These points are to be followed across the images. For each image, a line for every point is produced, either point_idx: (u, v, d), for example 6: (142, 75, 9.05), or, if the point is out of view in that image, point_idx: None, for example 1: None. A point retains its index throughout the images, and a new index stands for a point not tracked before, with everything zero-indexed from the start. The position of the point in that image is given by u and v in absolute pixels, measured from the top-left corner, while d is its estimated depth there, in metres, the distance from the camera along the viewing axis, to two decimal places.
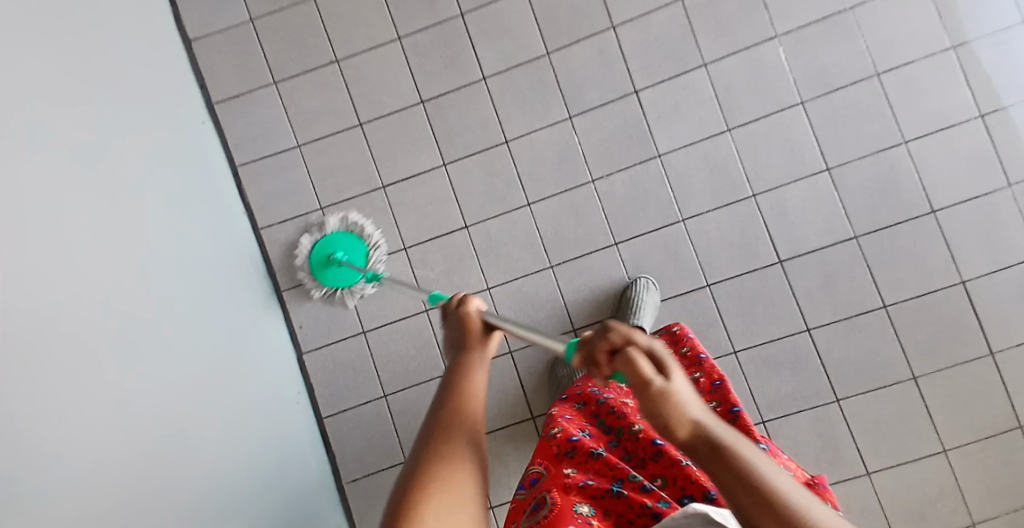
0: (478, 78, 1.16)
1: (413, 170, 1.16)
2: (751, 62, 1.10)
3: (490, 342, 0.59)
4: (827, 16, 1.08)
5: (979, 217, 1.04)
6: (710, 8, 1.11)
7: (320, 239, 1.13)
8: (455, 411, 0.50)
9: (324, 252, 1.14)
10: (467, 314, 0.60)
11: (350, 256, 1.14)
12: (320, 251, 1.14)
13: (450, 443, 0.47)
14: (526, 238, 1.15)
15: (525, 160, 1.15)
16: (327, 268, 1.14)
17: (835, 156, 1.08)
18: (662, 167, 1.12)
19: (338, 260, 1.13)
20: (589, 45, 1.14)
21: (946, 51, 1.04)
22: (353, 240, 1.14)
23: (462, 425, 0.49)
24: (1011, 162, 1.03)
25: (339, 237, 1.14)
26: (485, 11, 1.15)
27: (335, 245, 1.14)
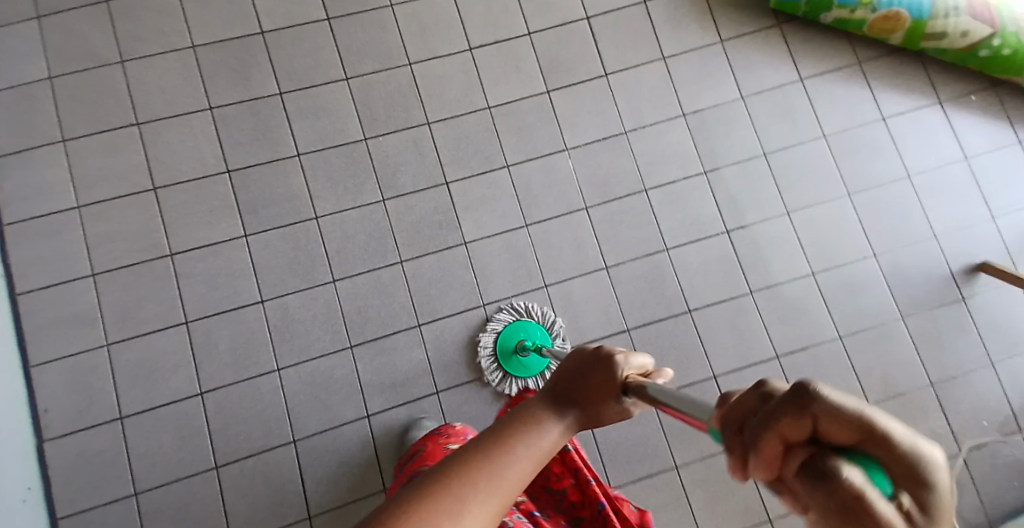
0: (291, 153, 1.17)
1: (208, 239, 1.12)
2: (547, 167, 1.23)
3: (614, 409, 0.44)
4: (608, 137, 1.24)
5: (728, 316, 1.19)
6: (512, 118, 1.23)
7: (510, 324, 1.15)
8: (523, 426, 0.40)
9: (510, 340, 1.15)
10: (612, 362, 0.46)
11: (533, 337, 1.15)
12: (506, 341, 1.14)
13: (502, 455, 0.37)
14: (326, 315, 1.12)
15: (334, 238, 1.16)
16: (513, 353, 1.14)
17: (613, 255, 1.20)
18: (466, 255, 1.18)
19: (529, 346, 1.13)
20: (404, 137, 1.21)
21: (700, 174, 1.23)
22: (539, 330, 1.16)
23: (527, 443, 0.39)
24: (753, 272, 1.20)
25: (515, 328, 1.16)
26: (304, 94, 1.19)
27: (512, 335, 1.15)
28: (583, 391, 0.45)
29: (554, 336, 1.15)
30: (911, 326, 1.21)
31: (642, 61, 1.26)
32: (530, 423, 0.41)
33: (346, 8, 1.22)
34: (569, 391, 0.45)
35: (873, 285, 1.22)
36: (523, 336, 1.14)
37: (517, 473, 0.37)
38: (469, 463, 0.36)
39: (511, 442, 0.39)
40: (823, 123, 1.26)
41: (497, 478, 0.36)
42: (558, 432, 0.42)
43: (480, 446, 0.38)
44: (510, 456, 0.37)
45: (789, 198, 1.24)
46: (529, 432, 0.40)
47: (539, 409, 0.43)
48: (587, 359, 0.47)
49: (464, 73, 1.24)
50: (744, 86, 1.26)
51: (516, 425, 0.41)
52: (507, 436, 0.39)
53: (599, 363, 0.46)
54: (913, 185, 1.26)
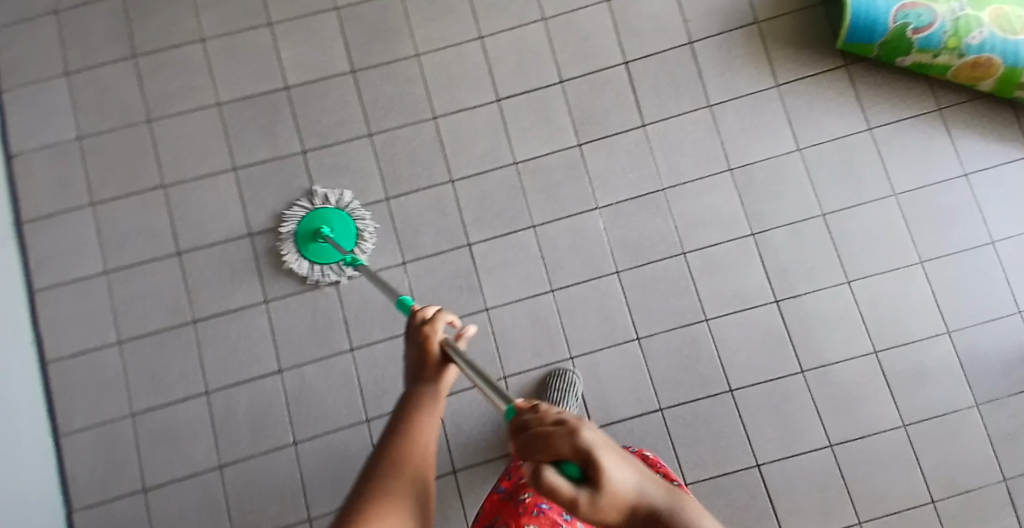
0: (314, 215, 1.13)
1: (228, 306, 1.11)
2: (573, 229, 1.15)
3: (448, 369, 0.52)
4: (642, 195, 1.15)
5: (773, 399, 1.08)
6: (541, 175, 1.16)
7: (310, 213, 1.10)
8: (403, 414, 0.46)
9: (310, 228, 1.11)
10: (424, 332, 0.55)
11: (337, 235, 1.10)
12: (308, 224, 1.11)
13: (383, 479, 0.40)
14: (344, 385, 1.10)
15: (353, 304, 1.11)
16: (314, 244, 1.10)
17: (643, 326, 1.12)
18: (488, 322, 1.12)
19: (325, 236, 1.09)
20: (427, 196, 1.15)
21: (746, 237, 1.12)
22: (344, 218, 1.11)
23: (407, 435, 0.43)
24: (803, 350, 1.09)
25: (330, 213, 1.11)
26: (327, 151, 1.14)
27: (323, 222, 1.11)
28: (425, 362, 0.52)
29: (360, 242, 1.11)
30: (988, 417, 1.06)
31: (684, 110, 1.15)
32: (405, 408, 0.46)
33: (371, 58, 1.16)
34: (415, 363, 0.52)
35: (946, 368, 1.07)
36: (327, 224, 1.10)
37: (415, 457, 0.42)
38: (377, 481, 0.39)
39: (397, 437, 0.43)
40: (894, 180, 1.11)
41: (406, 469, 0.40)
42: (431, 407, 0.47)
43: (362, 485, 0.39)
44: (403, 448, 0.42)
45: (850, 265, 1.10)
46: (410, 421, 0.45)
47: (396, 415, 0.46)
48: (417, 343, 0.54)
49: (491, 127, 1.16)
50: (802, 137, 1.13)
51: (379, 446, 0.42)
52: (390, 440, 0.43)
53: (415, 337, 0.55)
54: (997, 254, 1.10)
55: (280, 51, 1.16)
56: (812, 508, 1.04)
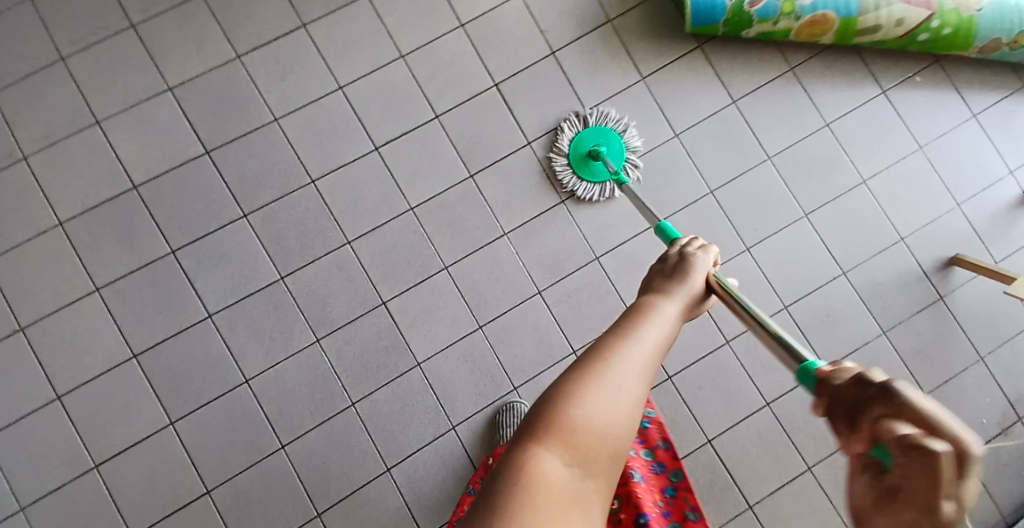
0: (202, 315, 1.03)
1: (131, 439, 1.00)
2: (488, 259, 1.12)
3: (704, 299, 0.51)
4: (545, 211, 1.14)
5: (709, 375, 1.10)
6: (440, 213, 1.11)
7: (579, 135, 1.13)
8: (640, 308, 0.46)
9: (583, 149, 1.13)
10: (679, 260, 0.54)
11: (609, 148, 1.13)
12: (578, 147, 1.14)
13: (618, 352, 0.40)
14: (283, 487, 1.00)
15: (271, 398, 1.02)
16: (588, 163, 1.13)
17: (578, 338, 1.12)
18: (422, 377, 1.07)
19: (601, 154, 1.12)
20: (326, 264, 1.06)
21: (649, 228, 1.15)
22: (613, 135, 1.14)
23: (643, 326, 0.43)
24: (725, 321, 1.12)
25: (593, 132, 1.14)
26: (201, 243, 1.05)
27: (594, 140, 1.14)
28: (681, 282, 0.51)
29: (629, 155, 1.14)
30: (898, 342, 1.13)
31: (564, 121, 1.15)
32: (644, 305, 0.47)
33: (224, 135, 1.07)
34: (659, 276, 0.52)
35: (851, 306, 1.13)
36: (597, 142, 1.13)
37: (649, 346, 0.41)
38: (599, 346, 0.40)
39: (629, 325, 0.43)
40: (765, 144, 1.16)
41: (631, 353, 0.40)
42: (674, 313, 0.46)
43: (601, 339, 0.41)
44: (636, 333, 0.42)
45: (745, 232, 1.14)
46: (648, 314, 0.45)
47: (642, 303, 0.47)
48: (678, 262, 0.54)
49: (377, 177, 1.10)
50: (677, 122, 1.16)
51: (625, 320, 0.44)
52: (626, 324, 0.43)
53: (678, 259, 0.54)
54: (871, 191, 1.16)
55: (119, 147, 1.07)
56: (768, 466, 1.08)
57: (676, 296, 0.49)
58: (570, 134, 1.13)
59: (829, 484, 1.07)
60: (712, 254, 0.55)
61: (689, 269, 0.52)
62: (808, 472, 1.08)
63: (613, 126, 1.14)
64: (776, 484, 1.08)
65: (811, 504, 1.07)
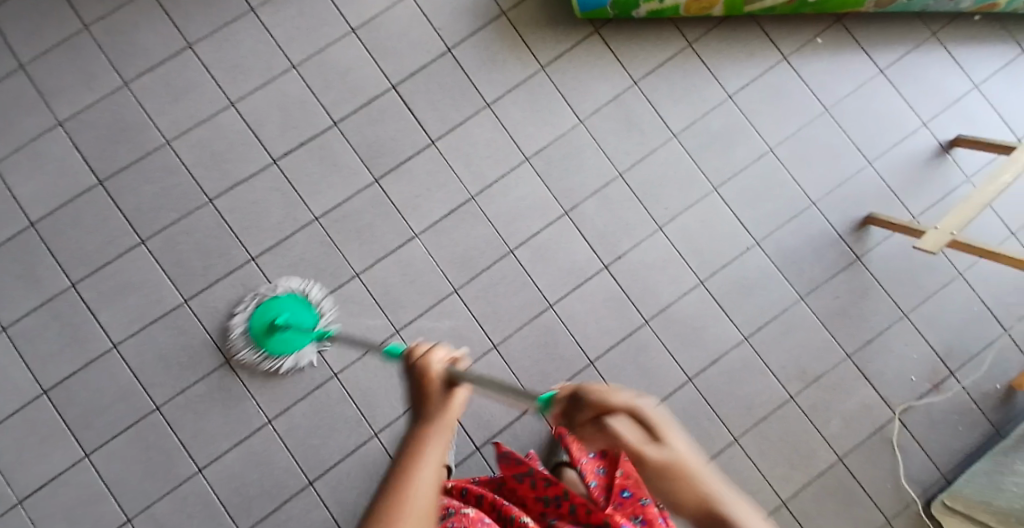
0: (107, 346, 1.04)
1: (48, 474, 1.00)
2: (400, 264, 1.10)
3: (453, 396, 0.52)
4: (455, 209, 1.12)
5: (631, 357, 1.10)
6: (348, 221, 1.10)
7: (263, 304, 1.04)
8: (408, 449, 0.48)
9: (266, 319, 1.04)
10: (424, 369, 0.54)
11: (295, 316, 1.04)
12: (261, 317, 1.04)
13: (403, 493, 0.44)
14: (206, 510, 1.01)
15: (186, 423, 1.03)
16: (271, 335, 1.04)
17: (498, 332, 1.10)
18: (341, 387, 1.06)
19: (283, 323, 1.03)
20: (230, 282, 1.07)
21: (561, 217, 1.14)
22: (299, 305, 1.06)
23: (414, 458, 0.47)
24: (641, 301, 1.12)
25: (283, 300, 1.05)
26: (100, 275, 1.06)
27: (280, 309, 1.05)
28: (429, 394, 0.53)
29: (319, 310, 1.07)
30: (816, 306, 1.13)
31: (466, 117, 1.14)
32: (410, 442, 0.49)
33: (117, 164, 1.09)
34: (416, 397, 0.53)
35: (766, 276, 1.14)
36: (281, 311, 1.04)
37: (422, 501, 0.44)
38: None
39: (406, 468, 0.46)
40: (669, 121, 1.16)
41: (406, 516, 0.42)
42: (437, 439, 0.49)
43: (379, 500, 0.44)
44: (404, 481, 0.45)
45: (657, 211, 1.14)
46: (418, 453, 0.47)
47: (406, 447, 0.48)
48: (421, 373, 0.54)
49: (278, 191, 1.10)
50: (581, 108, 1.15)
51: (397, 466, 0.46)
52: (400, 468, 0.46)
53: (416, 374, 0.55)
54: (778, 158, 1.16)
55: (14, 186, 1.07)
56: (694, 442, 1.09)
57: (443, 411, 0.51)
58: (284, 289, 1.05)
59: (756, 454, 1.09)
60: (445, 353, 0.57)
61: (431, 377, 0.54)
62: (734, 444, 1.09)
63: (302, 294, 1.06)
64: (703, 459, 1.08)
65: (737, 475, 1.08)
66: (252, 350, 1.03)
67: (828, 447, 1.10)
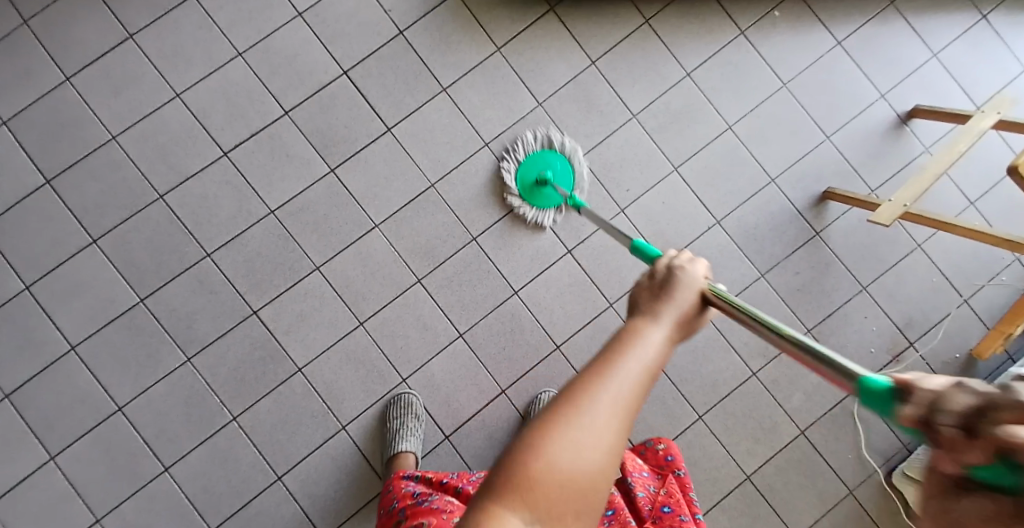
0: (65, 348, 1.02)
1: (7, 480, 0.99)
2: (360, 255, 1.08)
3: (698, 305, 0.39)
4: (415, 197, 1.10)
5: (596, 340, 1.11)
6: (304, 214, 1.08)
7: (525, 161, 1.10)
8: (607, 355, 0.33)
9: (533, 175, 1.10)
10: (669, 269, 0.40)
11: (557, 173, 1.10)
12: (526, 174, 1.10)
13: (577, 408, 0.31)
14: (174, 508, 1.01)
15: (148, 423, 1.02)
16: (537, 191, 1.10)
17: (463, 321, 1.09)
18: (305, 381, 1.05)
19: (549, 179, 1.09)
20: (187, 280, 1.05)
21: (525, 202, 1.10)
22: (564, 160, 1.11)
23: (609, 370, 0.32)
24: (607, 284, 1.12)
25: (547, 156, 1.11)
26: (51, 277, 1.03)
27: (541, 167, 1.10)
28: (666, 296, 0.38)
29: (575, 165, 1.11)
30: (776, 282, 1.15)
31: (422, 102, 1.11)
32: (620, 337, 0.35)
33: (61, 161, 1.05)
34: (639, 292, 0.39)
35: (727, 255, 1.14)
36: (548, 166, 1.10)
37: (616, 406, 0.31)
38: (549, 421, 0.31)
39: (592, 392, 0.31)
40: (628, 101, 1.14)
41: (590, 419, 0.31)
42: (647, 360, 0.33)
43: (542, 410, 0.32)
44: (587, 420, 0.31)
45: (618, 193, 1.13)
46: (624, 344, 0.34)
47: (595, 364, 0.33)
48: (657, 276, 0.40)
49: (230, 184, 1.07)
50: (539, 91, 1.13)
51: (580, 376, 0.32)
52: (591, 381, 0.32)
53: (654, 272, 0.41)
54: (738, 136, 1.16)
55: None
56: (660, 421, 1.11)
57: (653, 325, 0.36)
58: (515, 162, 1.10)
59: (721, 430, 1.12)
60: (699, 261, 0.41)
61: (677, 280, 0.39)
62: (700, 421, 1.11)
63: (561, 150, 1.11)
64: (669, 437, 1.11)
65: (702, 450, 1.11)
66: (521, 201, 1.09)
67: (790, 420, 1.13)
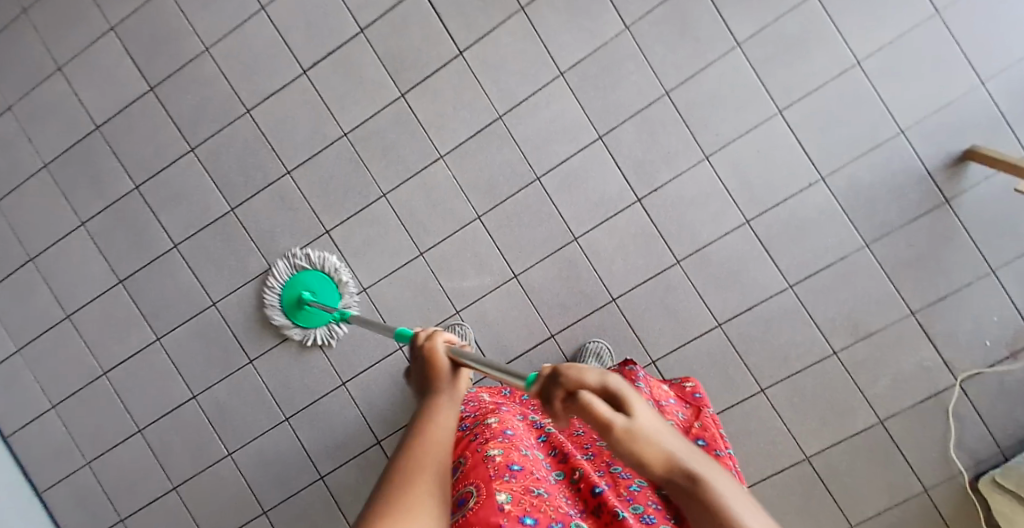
0: (168, 246, 1.15)
1: (129, 352, 1.17)
2: (424, 186, 1.09)
3: (456, 395, 0.48)
4: (482, 129, 1.07)
5: (657, 295, 1.06)
6: (374, 139, 1.09)
7: (287, 282, 1.11)
8: (403, 460, 0.41)
9: (294, 294, 1.11)
10: (428, 349, 0.52)
11: (320, 295, 1.11)
12: (290, 291, 1.12)
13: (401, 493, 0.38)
14: (256, 396, 1.15)
15: (236, 321, 1.14)
16: (301, 310, 1.11)
17: (519, 261, 1.09)
18: (369, 299, 1.12)
19: (309, 301, 1.10)
20: (268, 195, 1.12)
21: (595, 141, 1.05)
22: (326, 279, 1.11)
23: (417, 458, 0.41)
24: (676, 238, 1.04)
25: (308, 275, 1.11)
26: (157, 181, 1.14)
27: (306, 285, 1.11)
28: (436, 381, 0.50)
29: (342, 288, 1.11)
30: (882, 254, 1.00)
31: (498, 23, 1.04)
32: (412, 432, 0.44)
33: (162, 70, 1.12)
34: (426, 386, 0.50)
35: (828, 216, 1.00)
36: (308, 286, 1.11)
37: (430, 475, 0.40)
38: (380, 506, 0.37)
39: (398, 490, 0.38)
40: (732, 26, 0.98)
41: (420, 484, 0.39)
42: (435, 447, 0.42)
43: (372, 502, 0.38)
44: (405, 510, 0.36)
45: (704, 138, 1.01)
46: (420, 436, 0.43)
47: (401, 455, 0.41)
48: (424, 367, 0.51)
49: (307, 103, 1.10)
50: (628, 12, 1.00)
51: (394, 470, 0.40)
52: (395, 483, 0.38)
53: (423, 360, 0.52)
54: (864, 73, 0.97)
55: (78, 91, 1.14)
56: (717, 386, 1.06)
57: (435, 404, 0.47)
58: (281, 282, 1.12)
59: (783, 405, 1.04)
60: (452, 339, 0.54)
61: (438, 361, 0.51)
62: (761, 394, 1.05)
63: (332, 273, 1.10)
64: (724, 403, 1.06)
65: (759, 423, 1.05)
66: (297, 328, 1.11)
67: (867, 405, 1.03)
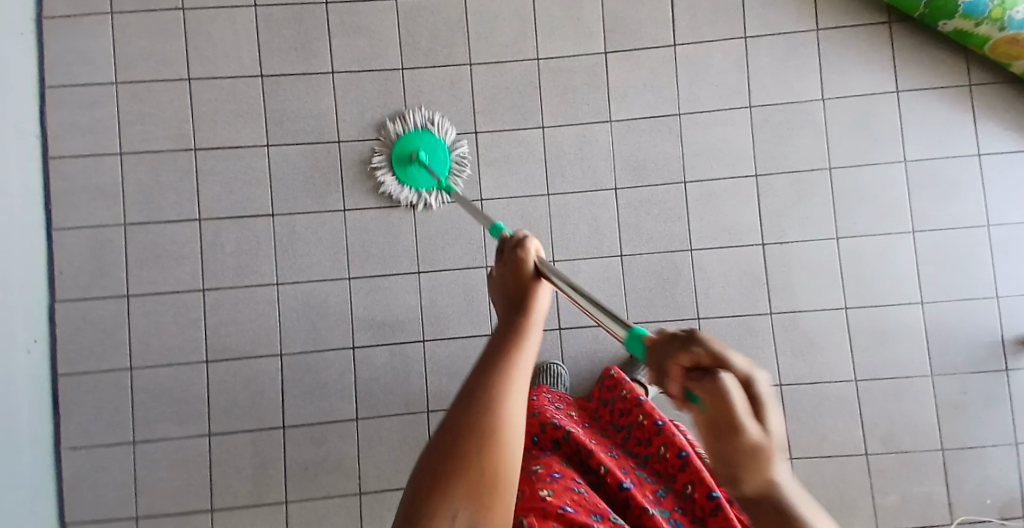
0: (326, 70, 1.13)
1: (230, 143, 1.12)
2: (583, 137, 1.14)
3: (541, 290, 0.55)
4: (655, 116, 1.14)
5: (736, 332, 1.12)
6: (562, 75, 1.14)
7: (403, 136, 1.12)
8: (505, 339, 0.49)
9: (406, 148, 1.12)
10: (516, 258, 0.58)
11: (431, 157, 1.12)
12: (402, 147, 1.12)
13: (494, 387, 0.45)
14: (330, 242, 1.13)
15: (352, 167, 1.13)
16: (406, 165, 1.12)
17: (631, 243, 1.13)
18: (480, 211, 1.14)
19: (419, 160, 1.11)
20: (442, 73, 1.14)
21: (750, 177, 1.12)
22: (441, 144, 1.12)
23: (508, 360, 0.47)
24: (776, 291, 1.11)
25: (423, 137, 1.13)
26: (349, 7, 1.13)
27: (419, 144, 1.12)
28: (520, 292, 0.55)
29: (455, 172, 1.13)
30: (939, 388, 1.09)
31: (718, 38, 1.13)
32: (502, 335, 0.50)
33: None
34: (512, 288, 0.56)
35: (911, 336, 1.10)
36: (420, 146, 1.12)
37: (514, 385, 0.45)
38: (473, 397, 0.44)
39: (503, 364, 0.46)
40: (906, 146, 1.11)
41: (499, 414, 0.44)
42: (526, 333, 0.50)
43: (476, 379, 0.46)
44: (500, 399, 0.44)
45: (843, 222, 1.11)
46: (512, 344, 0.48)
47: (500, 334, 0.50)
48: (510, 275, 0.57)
49: (521, 15, 1.14)
50: (828, 88, 1.12)
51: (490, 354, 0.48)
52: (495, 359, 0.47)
53: (511, 266, 0.58)
54: (989, 237, 1.10)
55: None
56: None
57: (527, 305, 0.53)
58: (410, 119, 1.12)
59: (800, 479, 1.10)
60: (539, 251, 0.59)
61: (525, 268, 0.57)
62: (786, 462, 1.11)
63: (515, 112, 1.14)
64: None
65: None
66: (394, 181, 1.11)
67: (867, 511, 1.09)
